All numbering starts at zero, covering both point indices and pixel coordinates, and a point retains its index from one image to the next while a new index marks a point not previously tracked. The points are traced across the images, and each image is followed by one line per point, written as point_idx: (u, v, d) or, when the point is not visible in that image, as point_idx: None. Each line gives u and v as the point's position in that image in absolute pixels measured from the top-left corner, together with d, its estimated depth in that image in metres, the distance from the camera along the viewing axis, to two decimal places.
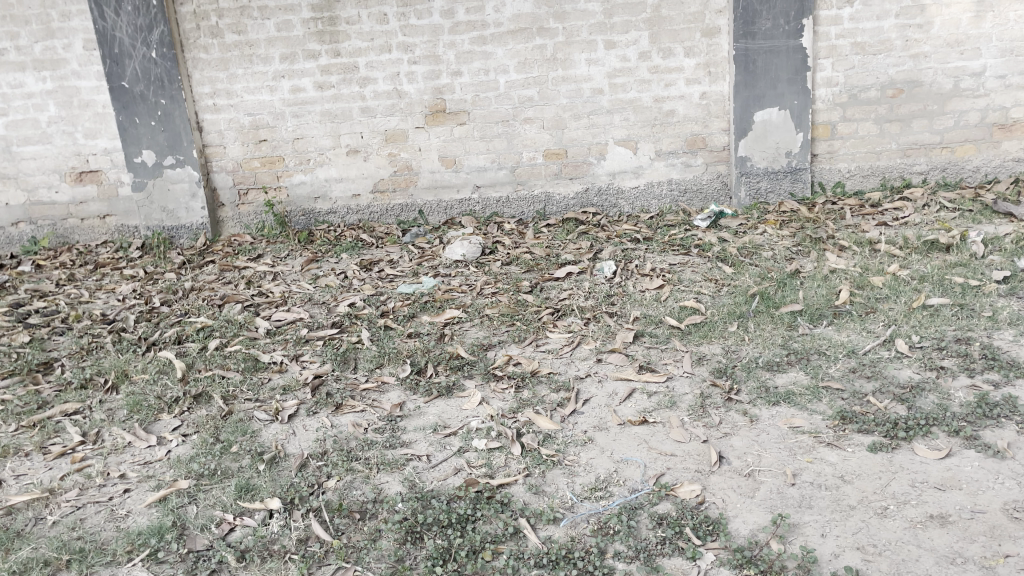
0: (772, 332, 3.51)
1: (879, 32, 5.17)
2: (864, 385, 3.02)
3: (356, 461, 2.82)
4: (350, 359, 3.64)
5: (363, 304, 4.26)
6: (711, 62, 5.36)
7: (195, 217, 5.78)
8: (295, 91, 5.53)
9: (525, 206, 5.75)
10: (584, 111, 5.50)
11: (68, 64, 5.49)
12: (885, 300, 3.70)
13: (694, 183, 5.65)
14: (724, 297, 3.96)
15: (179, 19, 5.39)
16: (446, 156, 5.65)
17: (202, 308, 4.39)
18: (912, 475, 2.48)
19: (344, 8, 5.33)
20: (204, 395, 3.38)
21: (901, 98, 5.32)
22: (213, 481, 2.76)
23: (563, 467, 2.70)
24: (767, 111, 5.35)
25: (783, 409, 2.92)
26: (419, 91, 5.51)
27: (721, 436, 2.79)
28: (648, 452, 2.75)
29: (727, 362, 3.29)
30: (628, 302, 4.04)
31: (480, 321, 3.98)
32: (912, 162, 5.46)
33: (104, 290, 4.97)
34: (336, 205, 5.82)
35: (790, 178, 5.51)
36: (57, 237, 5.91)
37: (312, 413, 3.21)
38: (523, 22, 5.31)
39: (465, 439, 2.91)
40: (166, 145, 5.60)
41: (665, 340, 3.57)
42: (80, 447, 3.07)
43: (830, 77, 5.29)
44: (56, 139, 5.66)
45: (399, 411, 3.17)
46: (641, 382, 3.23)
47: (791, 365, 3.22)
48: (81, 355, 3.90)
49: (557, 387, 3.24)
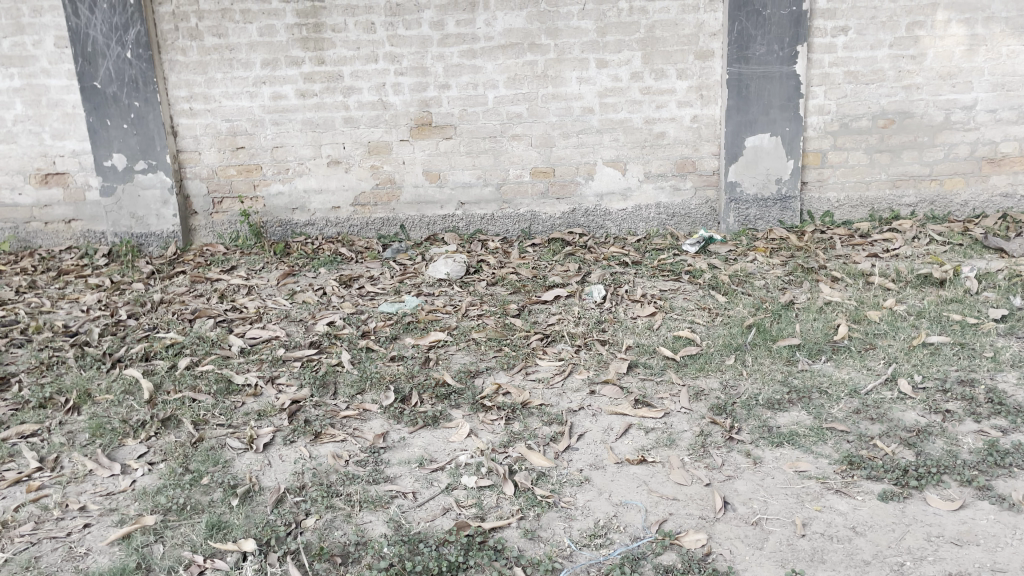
0: (771, 367, 3.39)
1: (872, 62, 5.13)
2: (870, 428, 2.90)
3: (337, 498, 2.64)
4: (329, 383, 3.45)
5: (343, 324, 4.07)
6: (703, 85, 5.27)
7: (165, 225, 5.54)
8: (276, 97, 5.34)
9: (510, 224, 5.61)
10: (574, 130, 5.38)
11: (37, 62, 5.26)
12: (883, 336, 3.60)
13: (682, 208, 5.55)
14: (719, 328, 3.85)
15: (157, 20, 5.19)
16: (430, 171, 5.50)
17: (172, 322, 4.18)
18: (927, 529, 2.36)
19: (330, 16, 5.17)
20: (173, 419, 3.18)
21: (892, 129, 5.27)
22: (182, 516, 2.56)
23: (560, 509, 2.55)
24: (759, 137, 5.27)
25: (787, 451, 2.80)
26: (405, 103, 5.35)
27: (724, 479, 2.66)
28: (648, 495, 2.61)
29: (726, 398, 3.16)
30: (620, 330, 3.90)
31: (466, 345, 3.81)
32: (901, 193, 5.40)
33: (68, 299, 4.72)
34: (314, 217, 5.62)
35: (780, 205, 5.42)
36: (18, 241, 5.66)
37: (289, 442, 3.02)
38: (514, 37, 5.19)
39: (454, 476, 2.75)
40: (138, 149, 5.37)
41: (660, 371, 3.44)
42: (36, 474, 2.85)
43: (823, 105, 5.24)
44: (21, 139, 5.42)
45: (382, 442, 2.99)
46: (637, 417, 3.09)
47: (792, 403, 3.10)
48: (40, 370, 3.67)
49: (549, 420, 3.09)
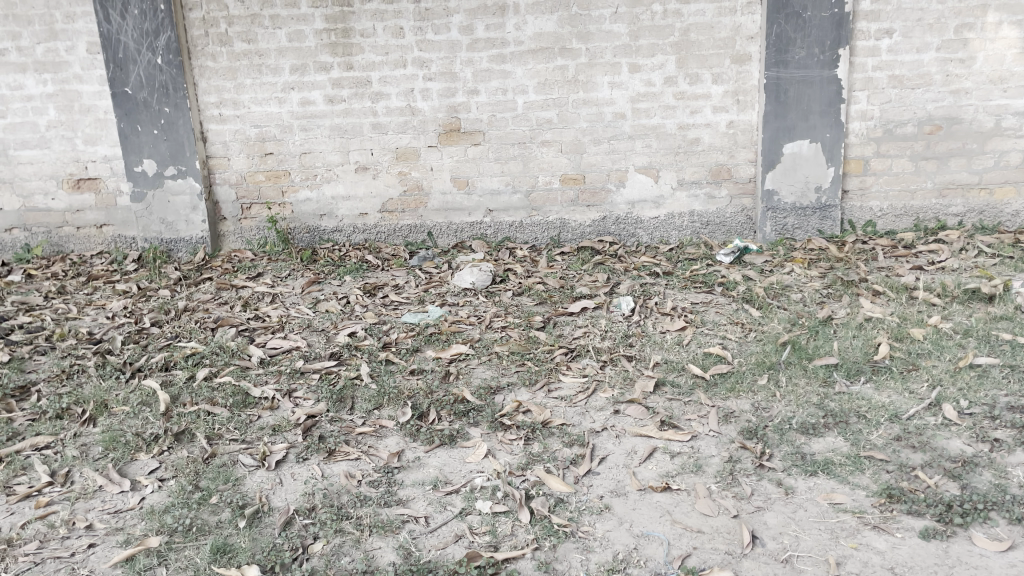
0: (806, 388, 3.22)
1: (919, 66, 4.92)
2: (912, 457, 2.73)
3: (347, 521, 2.55)
4: (347, 398, 3.37)
5: (364, 335, 3.99)
6: (740, 89, 5.10)
7: (194, 231, 5.53)
8: (305, 103, 5.30)
9: (539, 232, 5.49)
10: (605, 136, 5.25)
11: (70, 68, 5.27)
12: (927, 356, 3.40)
13: (717, 216, 5.39)
14: (751, 345, 3.68)
15: (187, 25, 5.18)
16: (459, 177, 5.41)
17: (194, 331, 4.13)
18: (972, 572, 2.20)
19: (359, 20, 5.11)
20: (187, 433, 3.12)
21: (938, 135, 5.05)
22: (187, 538, 2.49)
23: (577, 540, 2.43)
24: (797, 144, 5.08)
25: (822, 481, 2.65)
26: (433, 109, 5.27)
27: (754, 510, 2.52)
28: (671, 526, 2.47)
29: (757, 422, 3.01)
30: (648, 345, 3.76)
31: (488, 359, 3.70)
32: (948, 203, 5.17)
33: (94, 305, 4.71)
34: (342, 223, 5.57)
35: (819, 214, 5.23)
36: (50, 246, 5.68)
37: (301, 460, 2.94)
38: (545, 41, 5.07)
39: (468, 500, 2.64)
40: (168, 155, 5.36)
41: (688, 391, 3.30)
42: (47, 489, 2.80)
43: (866, 110, 5.03)
44: (54, 144, 5.44)
45: (397, 461, 2.90)
46: (663, 440, 2.95)
47: (828, 428, 2.93)
48: (60, 379, 3.64)
49: (571, 441, 2.96)
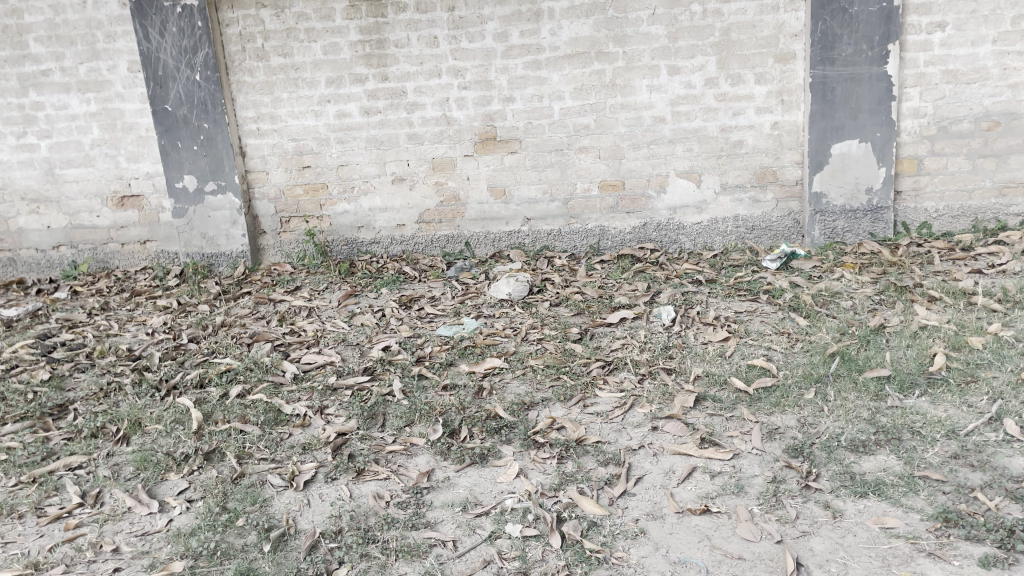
0: (857, 403, 3.05)
1: (974, 59, 4.68)
2: (971, 478, 2.56)
3: (373, 545, 2.49)
4: (378, 415, 3.30)
5: (398, 349, 3.92)
6: (784, 89, 4.93)
7: (234, 245, 5.56)
8: (341, 116, 5.28)
9: (578, 240, 5.38)
10: (644, 140, 5.12)
11: (112, 86, 5.34)
12: (987, 367, 3.20)
13: (763, 221, 5.20)
14: (798, 356, 3.51)
15: (224, 41, 5.20)
16: (496, 186, 5.33)
17: (231, 347, 4.12)
18: None
19: (393, 31, 5.08)
20: (217, 453, 3.09)
21: (997, 132, 4.80)
22: (212, 563, 2.45)
23: (610, 567, 2.33)
24: (846, 144, 4.89)
25: (872, 503, 2.49)
26: (469, 117, 5.20)
27: (798, 535, 2.38)
28: (710, 552, 2.35)
29: (803, 439, 2.86)
30: (688, 357, 3.62)
31: (523, 373, 3.60)
32: (1008, 202, 4.92)
33: (135, 321, 4.74)
34: (380, 235, 5.54)
35: (870, 217, 5.01)
36: (96, 263, 5.75)
37: (330, 479, 2.88)
38: (582, 46, 4.97)
39: (497, 523, 2.55)
40: (208, 171, 5.39)
41: (730, 406, 3.15)
42: (77, 510, 2.80)
43: (918, 108, 4.81)
44: (99, 162, 5.51)
45: (426, 481, 2.83)
46: (702, 458, 2.82)
47: (879, 445, 2.77)
48: (97, 397, 3.65)
49: (606, 460, 2.85)
